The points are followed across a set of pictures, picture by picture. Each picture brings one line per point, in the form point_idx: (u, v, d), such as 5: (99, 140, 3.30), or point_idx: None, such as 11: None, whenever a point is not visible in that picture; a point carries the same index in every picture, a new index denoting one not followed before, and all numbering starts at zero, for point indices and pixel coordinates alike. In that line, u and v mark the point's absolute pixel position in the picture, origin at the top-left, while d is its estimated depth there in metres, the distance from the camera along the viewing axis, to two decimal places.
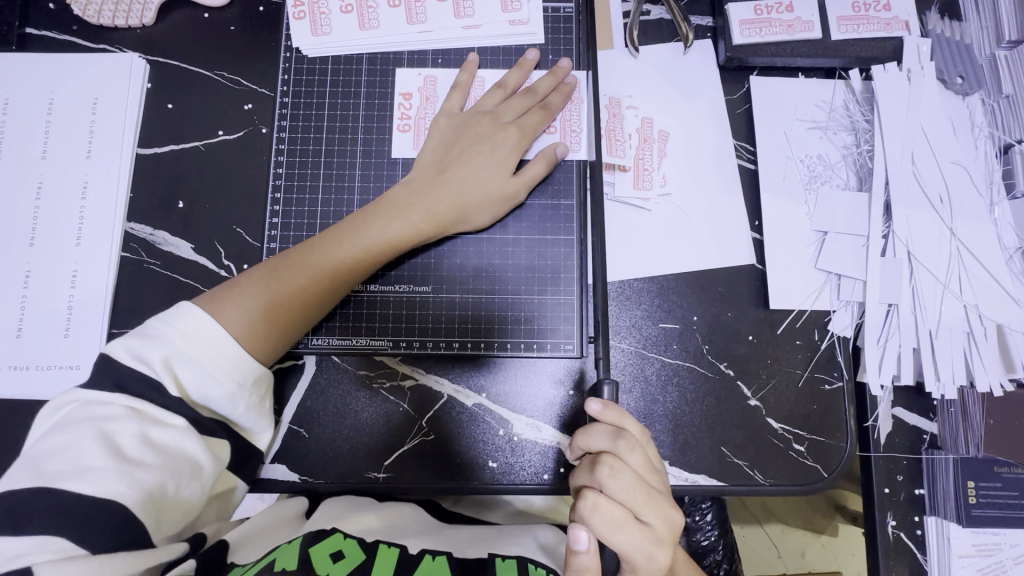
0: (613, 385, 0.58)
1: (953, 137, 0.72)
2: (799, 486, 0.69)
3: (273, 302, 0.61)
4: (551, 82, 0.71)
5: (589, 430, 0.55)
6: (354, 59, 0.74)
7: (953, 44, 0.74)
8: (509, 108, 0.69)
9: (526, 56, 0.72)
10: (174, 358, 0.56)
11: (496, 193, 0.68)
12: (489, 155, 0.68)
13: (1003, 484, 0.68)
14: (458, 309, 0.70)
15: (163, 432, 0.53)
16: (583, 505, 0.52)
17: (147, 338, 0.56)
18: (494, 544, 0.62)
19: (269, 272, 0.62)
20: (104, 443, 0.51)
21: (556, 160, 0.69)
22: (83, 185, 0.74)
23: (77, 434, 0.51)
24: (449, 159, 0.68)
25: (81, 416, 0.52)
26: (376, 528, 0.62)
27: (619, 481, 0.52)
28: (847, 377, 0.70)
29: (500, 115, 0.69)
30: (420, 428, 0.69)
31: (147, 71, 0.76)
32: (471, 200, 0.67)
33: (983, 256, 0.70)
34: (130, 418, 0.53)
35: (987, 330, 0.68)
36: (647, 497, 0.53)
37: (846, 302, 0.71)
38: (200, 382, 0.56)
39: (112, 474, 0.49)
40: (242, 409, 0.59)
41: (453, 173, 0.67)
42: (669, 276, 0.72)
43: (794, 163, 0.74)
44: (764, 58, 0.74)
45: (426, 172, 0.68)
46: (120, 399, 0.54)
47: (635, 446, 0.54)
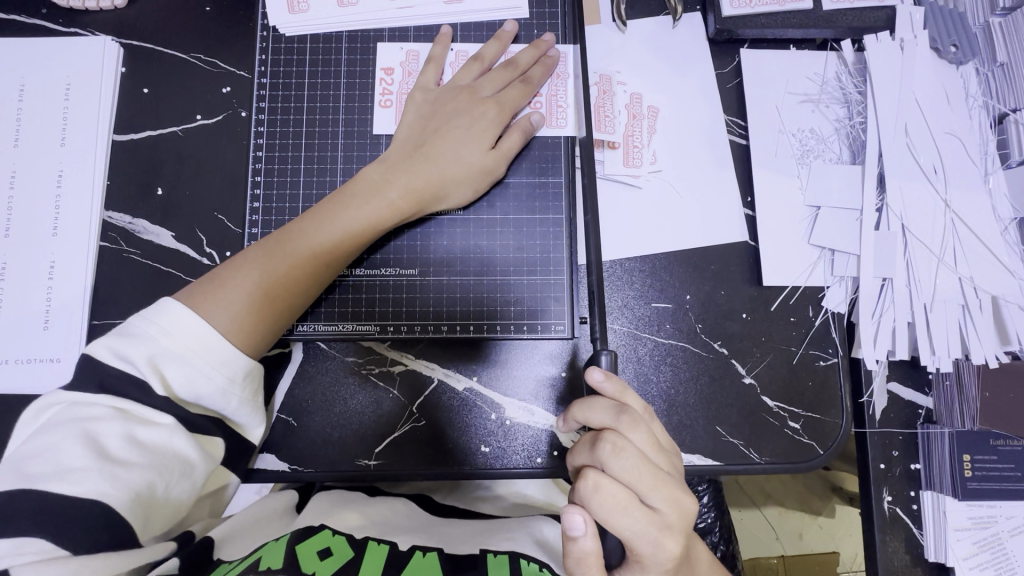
0: (610, 354, 0.55)
1: (947, 107, 0.71)
2: (795, 464, 0.68)
3: (258, 292, 0.59)
4: (533, 57, 0.69)
5: (587, 403, 0.53)
6: (333, 37, 0.72)
7: (946, 12, 0.73)
8: (488, 82, 0.68)
9: (504, 28, 0.70)
10: (159, 356, 0.54)
11: (480, 166, 0.66)
12: (468, 129, 0.66)
13: (999, 456, 0.67)
14: (446, 291, 0.68)
15: (149, 431, 0.52)
16: (584, 483, 0.49)
17: (130, 337, 0.54)
18: (485, 540, 0.61)
19: (250, 262, 0.61)
20: (88, 444, 0.49)
21: (532, 130, 0.68)
22: (58, 174, 0.72)
23: (61, 434, 0.49)
24: (426, 134, 0.66)
25: (66, 417, 0.51)
26: (366, 526, 0.61)
27: (622, 458, 0.49)
28: (842, 353, 0.69)
29: (478, 89, 0.68)
30: (411, 414, 0.68)
31: (121, 55, 0.74)
32: (451, 174, 0.65)
33: (977, 227, 0.69)
34: (115, 418, 0.51)
35: (982, 302, 0.67)
36: (653, 476, 0.50)
37: (840, 277, 0.70)
38: (190, 380, 0.55)
39: (97, 476, 0.48)
40: (235, 404, 0.58)
41: (432, 148, 0.66)
42: (661, 254, 0.71)
43: (786, 137, 0.73)
44: (755, 29, 0.72)
45: (403, 148, 0.66)
46: (104, 399, 0.52)
47: (638, 424, 0.51)
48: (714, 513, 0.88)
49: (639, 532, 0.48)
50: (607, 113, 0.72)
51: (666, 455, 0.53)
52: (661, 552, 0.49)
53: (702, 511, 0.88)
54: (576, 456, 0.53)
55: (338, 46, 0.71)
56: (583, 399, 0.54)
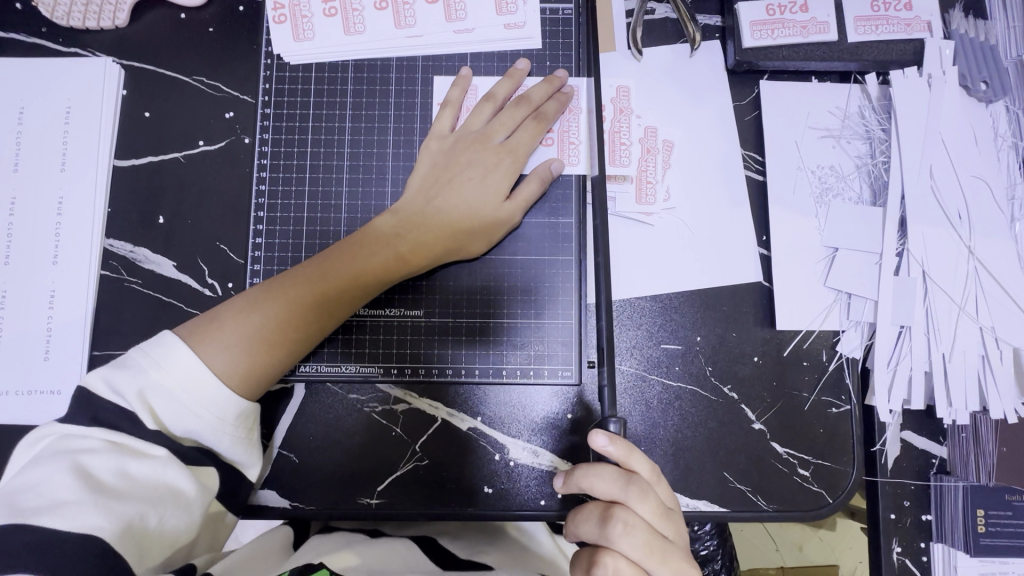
0: (620, 421, 0.53)
1: (974, 148, 0.68)
2: (803, 512, 0.67)
3: (262, 336, 0.59)
4: (546, 92, 0.67)
5: (593, 470, 0.50)
6: (339, 66, 0.69)
7: (977, 47, 0.70)
8: (501, 126, 0.66)
9: (517, 66, 0.68)
10: (149, 389, 0.54)
11: (492, 217, 0.64)
12: (481, 176, 0.65)
13: (1014, 512, 0.66)
14: (452, 332, 0.67)
15: (142, 464, 0.52)
16: (602, 571, 0.47)
17: (125, 369, 0.54)
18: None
19: (255, 303, 0.60)
20: (80, 476, 0.48)
21: (552, 177, 0.66)
22: (59, 200, 0.70)
23: (52, 468, 0.48)
24: (438, 185, 0.65)
25: (57, 450, 0.50)
26: (359, 567, 0.59)
27: (634, 538, 0.47)
28: (855, 401, 0.67)
29: (491, 134, 0.66)
30: (413, 453, 0.67)
31: (122, 77, 0.72)
32: (463, 228, 0.64)
33: (1002, 275, 0.66)
34: (107, 450, 0.51)
35: (1003, 354, 0.65)
36: (661, 555, 0.47)
37: (856, 322, 0.68)
38: (178, 414, 0.54)
39: (90, 508, 0.47)
40: (227, 443, 0.57)
41: (446, 197, 0.64)
42: (672, 295, 0.69)
43: (805, 175, 0.70)
44: (776, 62, 0.70)
45: (414, 199, 0.65)
46: (97, 432, 0.52)
47: (646, 496, 0.48)
48: (716, 541, 0.89)
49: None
50: (622, 140, 0.71)
51: (670, 520, 0.50)
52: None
53: (705, 538, 0.89)
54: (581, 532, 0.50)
55: (344, 76, 0.69)
56: (588, 467, 0.50)
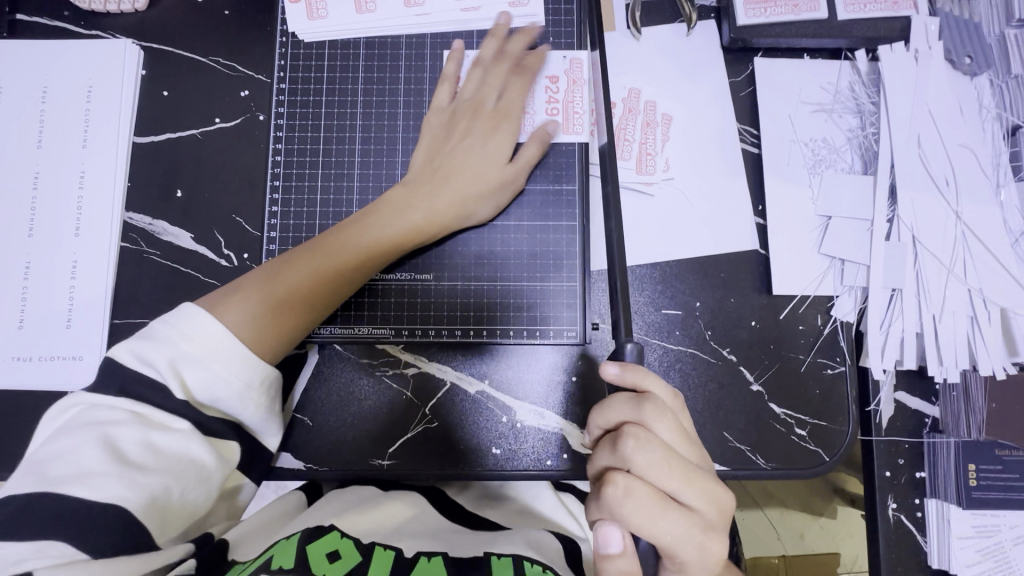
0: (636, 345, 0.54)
1: (960, 118, 0.71)
2: (800, 470, 0.69)
3: (281, 305, 0.61)
4: (525, 50, 0.71)
5: (607, 404, 0.52)
6: (351, 44, 0.72)
7: (962, 24, 0.73)
8: (492, 91, 0.70)
9: (514, 36, 0.71)
10: (179, 359, 0.55)
11: (495, 184, 0.67)
12: (481, 142, 0.68)
13: (1004, 467, 0.68)
14: (461, 297, 0.70)
15: (166, 437, 0.53)
16: (614, 487, 0.48)
17: (152, 340, 0.56)
18: (491, 545, 0.61)
19: (273, 274, 0.62)
20: (106, 447, 0.50)
21: (549, 138, 0.69)
22: (81, 175, 0.73)
23: (79, 439, 0.50)
24: (442, 153, 0.68)
25: (84, 421, 0.52)
26: (371, 530, 0.61)
27: (646, 454, 0.49)
28: (849, 361, 0.70)
29: (484, 100, 0.70)
30: (423, 415, 0.70)
31: (141, 57, 0.75)
32: (469, 196, 0.67)
33: (989, 239, 0.69)
34: (132, 422, 0.53)
35: (990, 314, 0.68)
36: (682, 472, 0.49)
37: (849, 287, 0.71)
38: (207, 383, 0.56)
39: (116, 480, 0.49)
40: (251, 412, 0.59)
41: (449, 163, 0.68)
42: (672, 262, 0.72)
43: (798, 147, 0.73)
44: (769, 39, 0.73)
45: (425, 170, 0.68)
46: (123, 403, 0.54)
47: (663, 416, 0.50)
48: None
49: (677, 532, 0.48)
50: (626, 138, 0.73)
51: (692, 446, 0.52)
52: (706, 555, 0.49)
53: None
54: (598, 459, 0.52)
55: (356, 53, 0.72)
56: (609, 399, 0.52)
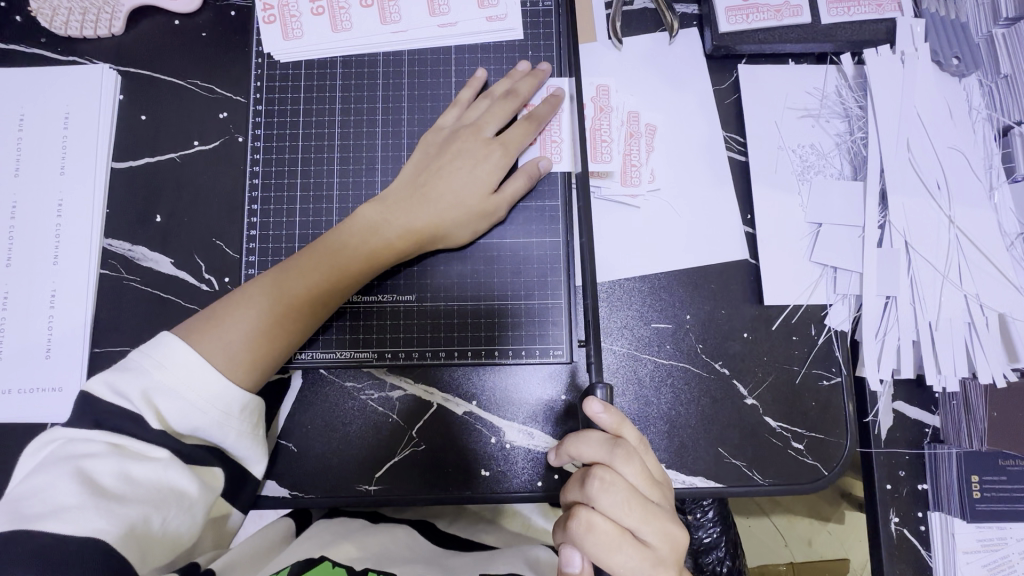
0: (608, 387, 0.51)
1: (949, 120, 0.70)
2: (799, 485, 0.67)
3: (259, 331, 0.59)
4: (533, 88, 0.69)
5: (580, 437, 0.50)
6: (328, 63, 0.72)
7: (947, 24, 0.72)
8: (493, 119, 0.67)
9: (519, 68, 0.70)
10: (153, 390, 0.54)
11: (480, 206, 0.66)
12: (471, 168, 0.66)
13: (1008, 477, 0.66)
14: (444, 316, 0.68)
15: (143, 466, 0.51)
16: (576, 524, 0.48)
17: (128, 371, 0.54)
18: (487, 566, 0.61)
19: (249, 298, 0.60)
20: (82, 480, 0.48)
21: (540, 174, 0.67)
22: (59, 203, 0.72)
23: (55, 473, 0.48)
24: (430, 173, 0.66)
25: (60, 456, 0.50)
26: (364, 558, 0.59)
27: (610, 495, 0.47)
28: (845, 372, 0.68)
29: (483, 126, 0.67)
30: (410, 438, 0.68)
31: (119, 82, 0.74)
32: (453, 215, 0.65)
33: (983, 243, 0.67)
34: (110, 454, 0.51)
35: (988, 320, 0.66)
36: (651, 511, 0.48)
37: (843, 295, 0.69)
38: (184, 413, 0.54)
39: (93, 513, 0.47)
40: (234, 437, 0.58)
41: (434, 188, 0.66)
42: (661, 274, 0.70)
43: (786, 154, 0.72)
44: (753, 45, 0.71)
45: (406, 186, 0.67)
46: (100, 436, 0.52)
47: (630, 458, 0.48)
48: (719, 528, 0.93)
49: (634, 569, 0.47)
50: (603, 137, 0.72)
51: (659, 487, 0.50)
52: None
53: (708, 526, 0.94)
54: (567, 492, 0.50)
55: (334, 73, 0.72)
56: (580, 433, 0.50)
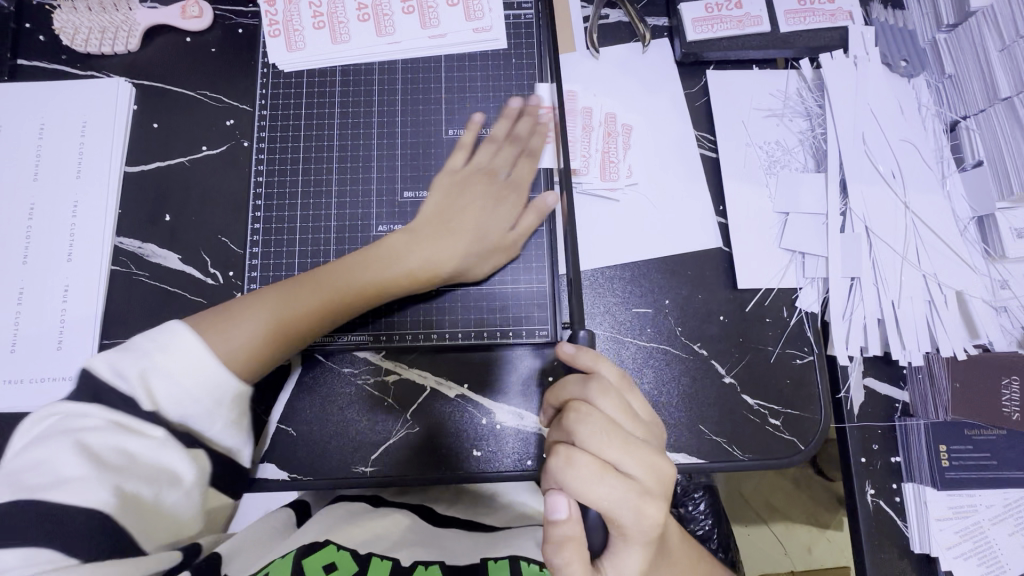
0: (588, 333, 0.59)
1: (901, 116, 0.76)
2: (777, 460, 0.70)
3: (267, 332, 0.62)
4: (529, 126, 0.74)
5: (560, 382, 0.55)
6: (328, 72, 0.78)
7: (896, 30, 0.78)
8: (503, 162, 0.73)
9: (511, 105, 0.75)
10: (150, 372, 0.55)
11: (495, 243, 0.70)
12: (489, 211, 0.71)
13: (974, 446, 0.68)
14: (436, 302, 0.72)
15: (140, 442, 0.53)
16: (557, 458, 0.49)
17: (127, 351, 0.56)
18: (488, 550, 0.64)
19: (264, 303, 0.64)
20: (82, 453, 0.50)
21: (547, 210, 0.72)
22: (74, 204, 0.77)
23: (55, 446, 0.50)
24: (450, 212, 0.71)
25: (60, 429, 0.52)
26: (371, 541, 0.63)
27: (588, 426, 0.49)
28: (817, 351, 0.72)
29: (496, 170, 0.73)
30: (405, 421, 0.71)
31: (134, 94, 0.80)
32: (468, 254, 0.69)
33: (938, 227, 0.72)
34: (109, 429, 0.52)
35: (947, 297, 0.71)
36: (627, 442, 0.49)
37: (811, 278, 0.73)
38: (176, 398, 0.55)
39: (95, 484, 0.49)
40: (221, 425, 0.59)
41: (457, 224, 0.70)
42: (640, 262, 0.75)
43: (753, 150, 0.77)
44: (717, 52, 0.78)
45: (429, 223, 0.70)
46: (99, 411, 0.53)
47: (606, 391, 0.51)
48: (710, 517, 0.97)
49: (616, 499, 0.47)
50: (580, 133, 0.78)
51: (640, 423, 0.52)
52: (643, 520, 0.48)
53: (700, 518, 0.97)
54: (551, 436, 0.53)
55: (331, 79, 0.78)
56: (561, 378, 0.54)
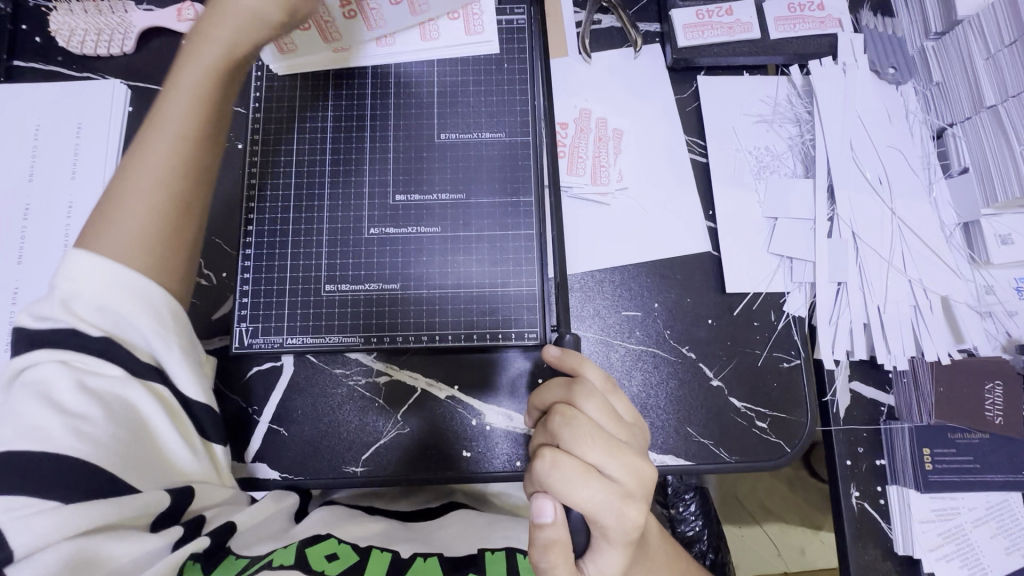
0: (575, 335, 0.60)
1: (889, 123, 0.76)
2: (764, 462, 0.71)
3: (155, 228, 0.59)
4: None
5: (545, 387, 0.55)
6: (321, 76, 0.78)
7: (884, 38, 0.79)
8: (267, 5, 0.62)
9: None
10: (79, 299, 0.56)
11: (286, 2, 0.62)
12: (250, 2, 0.62)
13: (957, 449, 0.69)
14: (426, 304, 0.73)
15: (98, 380, 0.55)
16: (542, 463, 0.50)
17: (59, 290, 0.56)
18: (485, 540, 0.66)
19: (145, 197, 0.59)
20: (44, 401, 0.52)
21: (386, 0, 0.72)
22: (69, 204, 0.77)
23: (20, 398, 0.52)
24: (225, 6, 0.63)
25: (20, 382, 0.53)
26: (372, 535, 0.65)
27: (573, 430, 0.50)
28: (804, 354, 0.73)
29: (256, 13, 0.62)
30: (396, 421, 0.72)
31: (129, 95, 0.81)
32: (268, 21, 0.63)
33: (924, 233, 0.73)
34: (62, 371, 0.53)
35: (933, 303, 0.72)
36: (610, 442, 0.50)
37: (799, 283, 0.74)
38: (116, 318, 0.56)
39: (59, 429, 0.51)
40: (176, 351, 0.59)
41: (230, 20, 0.63)
42: (630, 265, 0.76)
43: (743, 155, 0.78)
44: (708, 58, 0.79)
45: (199, 31, 0.64)
46: (49, 356, 0.54)
47: (591, 395, 0.53)
48: (700, 520, 0.98)
49: (600, 503, 0.48)
50: (564, 138, 0.78)
51: (623, 426, 0.53)
52: (625, 521, 0.49)
53: (690, 520, 0.98)
54: (535, 439, 0.54)
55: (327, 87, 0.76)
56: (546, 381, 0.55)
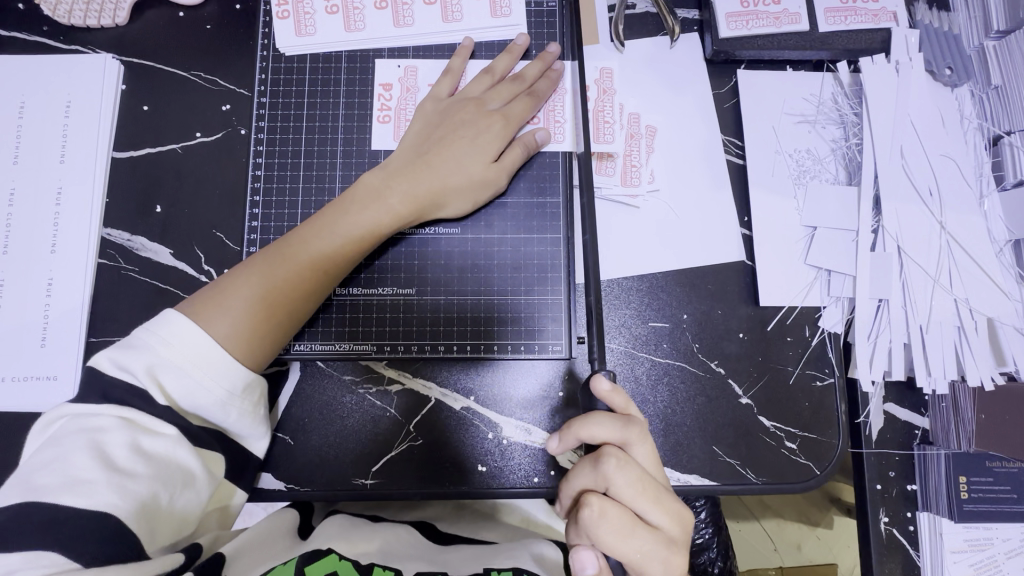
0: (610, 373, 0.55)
1: (943, 129, 0.71)
2: (791, 483, 0.68)
3: (281, 298, 0.60)
4: (539, 70, 0.70)
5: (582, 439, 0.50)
6: (332, 58, 0.72)
7: (941, 35, 0.74)
8: (494, 95, 0.69)
9: (515, 42, 0.71)
10: (157, 366, 0.54)
11: (478, 178, 0.66)
12: (472, 141, 0.67)
13: (994, 478, 0.67)
14: (444, 311, 0.69)
15: (154, 441, 0.51)
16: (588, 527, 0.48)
17: (132, 348, 0.54)
18: (490, 561, 0.60)
19: (274, 265, 0.60)
20: (95, 455, 0.48)
21: (534, 145, 0.68)
22: (57, 191, 0.72)
23: (67, 447, 0.48)
24: (432, 141, 0.67)
25: (72, 429, 0.50)
26: (372, 552, 0.60)
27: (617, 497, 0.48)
28: (838, 373, 0.69)
29: (485, 102, 0.68)
30: (408, 433, 0.68)
31: (122, 73, 0.74)
32: (450, 184, 0.66)
33: (973, 250, 0.69)
34: (121, 428, 0.50)
35: (978, 324, 0.68)
36: (656, 495, 0.50)
37: (836, 298, 0.70)
38: (189, 391, 0.54)
39: (105, 488, 0.47)
40: (235, 416, 0.57)
41: (438, 158, 0.66)
42: (659, 273, 0.71)
43: (783, 158, 0.73)
44: (752, 51, 0.73)
45: (409, 153, 0.67)
46: (110, 410, 0.51)
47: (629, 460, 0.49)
48: (711, 529, 0.94)
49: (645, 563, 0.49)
50: (605, 118, 0.72)
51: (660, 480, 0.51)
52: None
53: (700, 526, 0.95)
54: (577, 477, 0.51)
55: (390, 76, 0.72)
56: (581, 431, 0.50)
